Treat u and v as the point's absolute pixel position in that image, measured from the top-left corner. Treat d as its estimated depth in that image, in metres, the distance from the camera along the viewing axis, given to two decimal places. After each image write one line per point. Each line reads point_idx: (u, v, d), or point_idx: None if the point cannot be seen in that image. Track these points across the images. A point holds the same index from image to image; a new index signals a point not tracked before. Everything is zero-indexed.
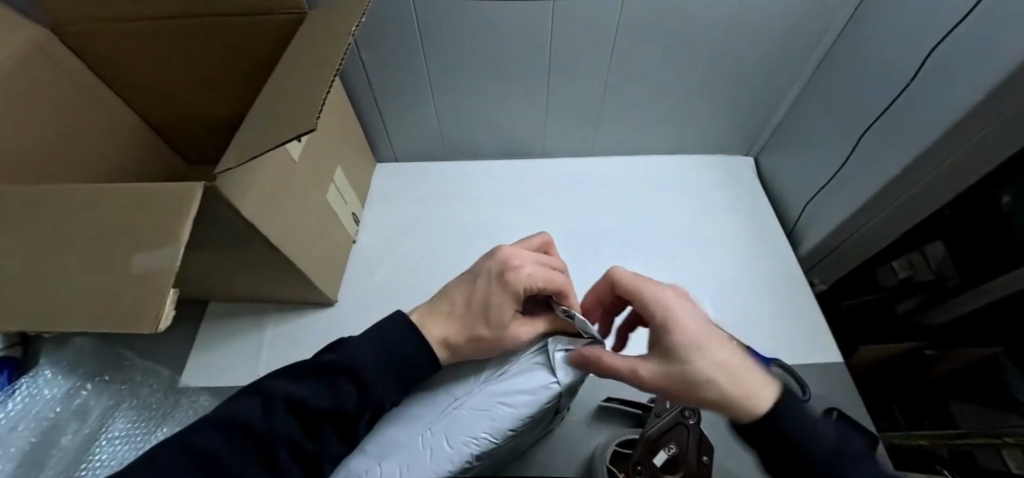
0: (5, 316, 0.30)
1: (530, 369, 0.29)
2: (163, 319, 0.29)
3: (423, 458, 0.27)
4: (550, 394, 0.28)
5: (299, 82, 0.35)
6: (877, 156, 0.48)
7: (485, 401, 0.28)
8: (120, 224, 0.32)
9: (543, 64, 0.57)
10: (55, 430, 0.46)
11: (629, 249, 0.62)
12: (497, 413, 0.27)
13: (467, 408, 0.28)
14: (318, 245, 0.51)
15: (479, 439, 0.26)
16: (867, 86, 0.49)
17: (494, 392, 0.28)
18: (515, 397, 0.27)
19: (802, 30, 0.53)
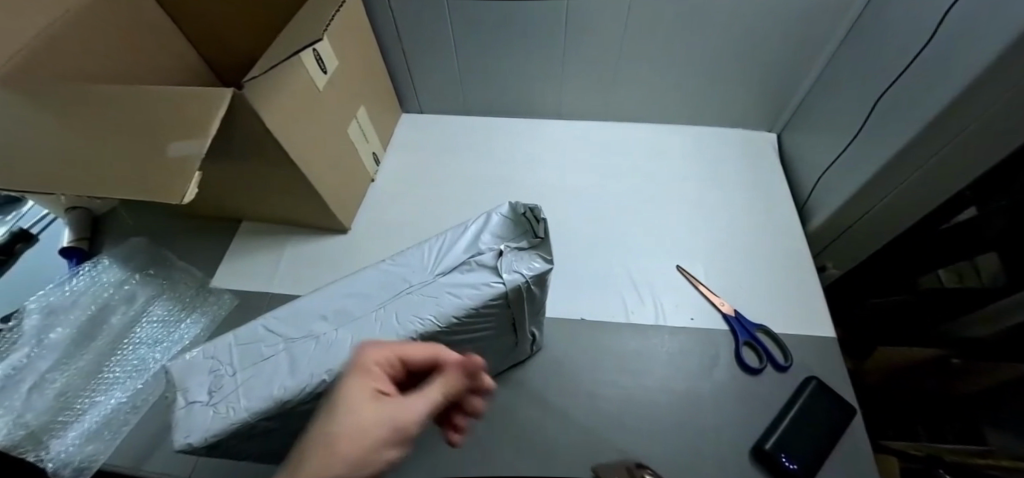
0: (54, 180, 0.35)
1: (480, 269, 0.31)
2: (187, 195, 0.34)
3: (372, 330, 0.30)
4: (495, 292, 0.30)
5: (321, 13, 0.42)
6: (891, 130, 0.46)
7: (435, 290, 0.31)
8: (162, 122, 0.37)
9: (559, 26, 0.57)
10: (107, 308, 0.54)
11: (629, 211, 0.62)
12: (445, 300, 0.30)
13: (419, 295, 0.31)
14: (336, 174, 0.56)
15: (426, 320, 0.29)
16: (886, 59, 0.47)
17: (444, 284, 0.31)
18: (463, 289, 0.30)
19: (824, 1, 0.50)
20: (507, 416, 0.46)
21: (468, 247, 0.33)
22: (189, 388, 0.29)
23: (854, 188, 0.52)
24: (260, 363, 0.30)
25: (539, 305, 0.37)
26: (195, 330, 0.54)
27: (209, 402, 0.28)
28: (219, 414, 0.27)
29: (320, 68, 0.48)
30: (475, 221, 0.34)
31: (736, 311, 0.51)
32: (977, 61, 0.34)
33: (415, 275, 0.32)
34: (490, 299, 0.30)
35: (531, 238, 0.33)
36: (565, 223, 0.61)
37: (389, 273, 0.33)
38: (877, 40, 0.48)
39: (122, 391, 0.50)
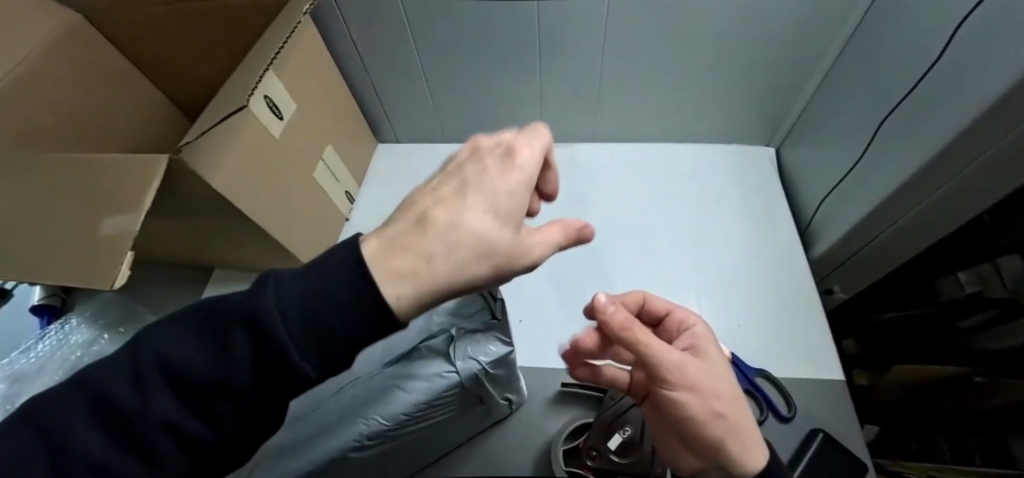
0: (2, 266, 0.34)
1: (429, 357, 0.30)
2: (120, 278, 0.32)
3: (322, 430, 0.29)
4: (445, 383, 0.28)
5: (253, 60, 0.39)
6: (899, 151, 0.42)
7: (381, 384, 0.30)
8: (93, 191, 0.35)
9: (535, 49, 0.53)
10: (75, 370, 0.52)
11: (618, 243, 0.58)
12: (390, 396, 0.29)
13: (368, 389, 0.30)
14: (303, 221, 0.52)
15: (370, 420, 0.28)
16: (893, 74, 0.43)
17: (390, 376, 0.30)
18: (409, 383, 0.29)
19: (819, 12, 0.46)
20: None
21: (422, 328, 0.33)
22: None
23: (862, 212, 0.48)
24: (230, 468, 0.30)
25: (511, 376, 0.34)
26: None
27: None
28: None
29: (274, 114, 0.45)
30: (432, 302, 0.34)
31: (734, 354, 0.47)
32: (995, 82, 0.30)
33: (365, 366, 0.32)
34: (439, 391, 0.28)
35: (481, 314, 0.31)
36: (550, 259, 0.57)
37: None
38: (883, 53, 0.44)
39: None
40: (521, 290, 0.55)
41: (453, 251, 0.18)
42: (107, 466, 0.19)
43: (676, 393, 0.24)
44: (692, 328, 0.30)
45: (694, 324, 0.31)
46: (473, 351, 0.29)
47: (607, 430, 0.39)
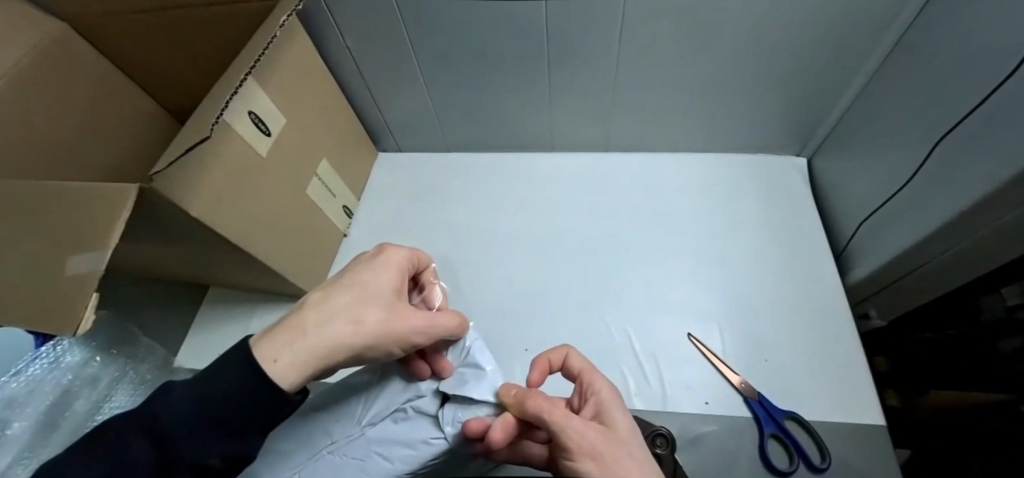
0: None
1: (414, 423, 0.32)
2: (84, 323, 0.30)
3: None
4: (432, 450, 0.31)
5: (224, 76, 0.35)
6: (961, 172, 0.37)
7: (367, 449, 0.32)
8: (58, 223, 0.32)
9: (544, 53, 0.49)
10: (68, 395, 0.51)
11: (632, 264, 0.54)
12: (375, 462, 0.32)
13: (351, 450, 0.32)
14: (297, 242, 0.50)
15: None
16: (955, 83, 0.37)
17: (375, 440, 0.32)
18: (396, 449, 0.32)
19: (864, 12, 0.41)
20: None
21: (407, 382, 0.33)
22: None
23: (915, 235, 0.43)
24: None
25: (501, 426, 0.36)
26: None
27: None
28: None
29: (260, 131, 0.42)
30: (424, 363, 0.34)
31: (759, 392, 0.43)
32: None
33: (344, 428, 0.33)
34: (425, 457, 0.31)
35: (469, 380, 0.32)
36: (560, 282, 0.53)
37: (317, 424, 0.34)
38: (942, 58, 0.39)
39: None
40: (526, 316, 0.51)
41: (343, 305, 0.29)
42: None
43: (579, 463, 0.24)
44: (598, 394, 0.29)
45: (598, 390, 0.29)
46: (458, 418, 0.31)
47: None
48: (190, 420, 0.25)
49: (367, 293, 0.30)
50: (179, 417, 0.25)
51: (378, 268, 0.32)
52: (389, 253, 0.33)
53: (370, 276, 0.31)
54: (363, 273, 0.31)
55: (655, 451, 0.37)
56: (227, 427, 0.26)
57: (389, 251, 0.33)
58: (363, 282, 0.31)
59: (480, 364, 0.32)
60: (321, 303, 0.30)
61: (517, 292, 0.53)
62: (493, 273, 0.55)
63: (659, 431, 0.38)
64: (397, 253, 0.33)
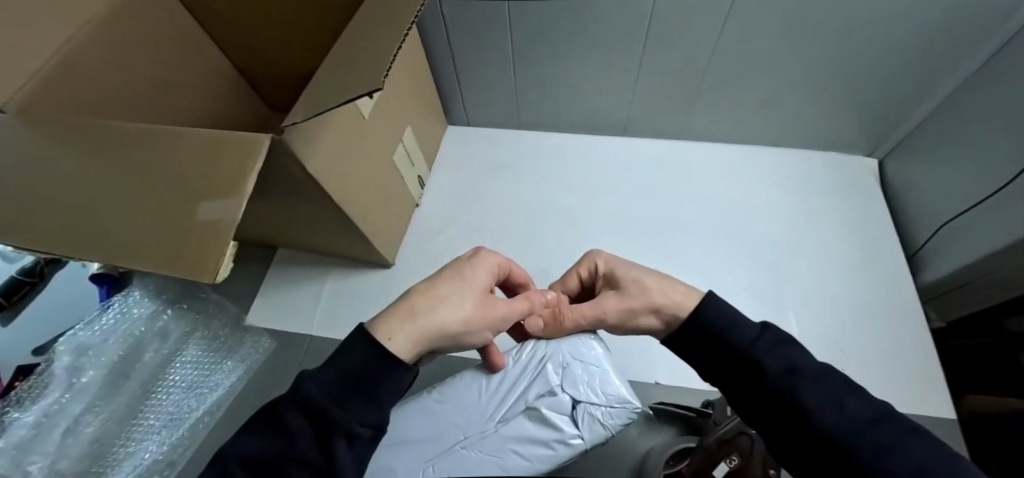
0: (83, 246, 0.32)
1: (550, 422, 0.29)
2: (221, 270, 0.29)
3: None
4: (570, 451, 0.29)
5: (350, 38, 0.35)
6: None
7: (500, 447, 0.29)
8: (188, 171, 0.32)
9: (641, 34, 0.48)
10: (139, 346, 0.51)
11: (706, 250, 0.54)
12: (510, 462, 0.29)
13: (480, 450, 0.29)
14: (381, 208, 0.50)
15: None
16: None
17: (509, 438, 0.29)
18: (531, 449, 0.29)
19: (966, 20, 0.41)
20: None
21: (536, 375, 0.31)
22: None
23: (990, 243, 0.44)
24: None
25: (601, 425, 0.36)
26: (233, 376, 0.50)
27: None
28: None
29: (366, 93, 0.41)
30: (548, 359, 0.31)
31: None
32: None
33: (472, 422, 0.30)
34: (561, 459, 0.29)
35: (594, 380, 0.31)
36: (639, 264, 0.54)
37: (434, 409, 0.31)
38: None
39: (155, 445, 0.46)
40: None
41: (452, 295, 0.29)
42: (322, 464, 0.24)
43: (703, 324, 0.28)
44: (667, 292, 0.30)
45: (658, 293, 0.30)
46: (596, 419, 0.29)
47: (713, 456, 0.37)
48: (336, 387, 0.25)
49: (471, 289, 0.30)
50: (329, 384, 0.25)
51: (479, 264, 0.31)
52: (488, 252, 0.32)
53: (471, 270, 0.30)
54: (464, 267, 0.31)
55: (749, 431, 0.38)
56: (369, 390, 0.25)
57: (485, 250, 0.33)
58: (466, 276, 0.30)
59: (597, 367, 0.31)
60: (426, 291, 0.29)
61: None
62: (567, 250, 0.55)
63: None
64: (495, 254, 0.33)
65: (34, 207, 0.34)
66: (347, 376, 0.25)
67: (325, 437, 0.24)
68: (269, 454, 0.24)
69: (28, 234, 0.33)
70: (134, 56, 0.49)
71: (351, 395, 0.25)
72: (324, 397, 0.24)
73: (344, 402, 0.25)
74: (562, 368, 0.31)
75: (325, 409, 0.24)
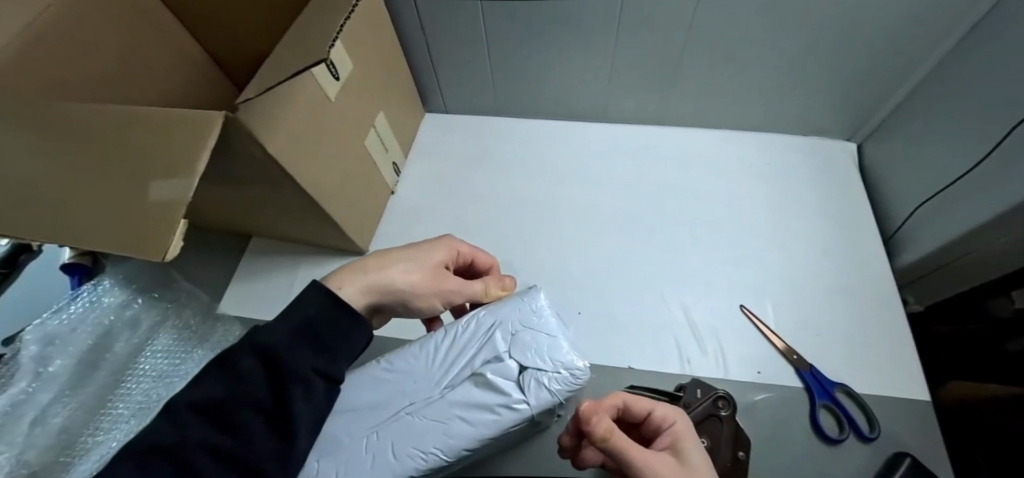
0: (34, 228, 0.31)
1: (495, 385, 0.27)
2: (173, 249, 0.29)
3: (365, 464, 0.27)
4: (516, 416, 0.27)
5: (310, 18, 0.35)
6: (1016, 168, 0.37)
7: (444, 412, 0.27)
8: (141, 150, 0.31)
9: (614, 18, 0.47)
10: (110, 335, 0.51)
11: (683, 236, 0.54)
12: (452, 429, 0.27)
13: (422, 416, 0.27)
14: (352, 194, 0.49)
15: (428, 453, 0.26)
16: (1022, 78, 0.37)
17: (454, 403, 0.27)
18: (476, 414, 0.27)
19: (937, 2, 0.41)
20: (546, 476, 0.41)
21: (482, 338, 0.29)
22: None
23: (962, 225, 0.43)
24: None
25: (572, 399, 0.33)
26: (203, 365, 0.49)
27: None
28: None
29: (332, 73, 0.40)
30: (499, 323, 0.30)
31: (811, 364, 0.44)
32: None
33: (419, 387, 0.29)
34: (508, 426, 0.27)
35: (545, 344, 0.28)
36: (614, 250, 0.53)
37: (384, 375, 0.30)
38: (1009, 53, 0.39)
39: (123, 434, 0.46)
40: (580, 279, 0.51)
41: (406, 265, 0.33)
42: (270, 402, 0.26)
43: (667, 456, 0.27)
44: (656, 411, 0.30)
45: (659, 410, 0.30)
46: (544, 384, 0.27)
47: None
48: (287, 336, 0.27)
49: (426, 260, 0.34)
50: (284, 330, 0.27)
51: (438, 244, 0.35)
52: (450, 235, 0.36)
53: (427, 247, 0.34)
54: (423, 245, 0.35)
55: (718, 414, 0.37)
56: (319, 338, 0.28)
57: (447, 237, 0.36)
58: (422, 251, 0.34)
59: (549, 332, 0.29)
60: (384, 259, 0.33)
61: (569, 255, 0.53)
62: (544, 236, 0.55)
63: (721, 394, 0.38)
64: (456, 238, 0.36)
65: None
66: (297, 328, 0.28)
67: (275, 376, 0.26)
68: (222, 395, 0.25)
69: None
70: (97, 41, 0.48)
71: (303, 341, 0.27)
72: (274, 340, 0.26)
73: (296, 345, 0.27)
74: (511, 335, 0.29)
75: (276, 350, 0.26)
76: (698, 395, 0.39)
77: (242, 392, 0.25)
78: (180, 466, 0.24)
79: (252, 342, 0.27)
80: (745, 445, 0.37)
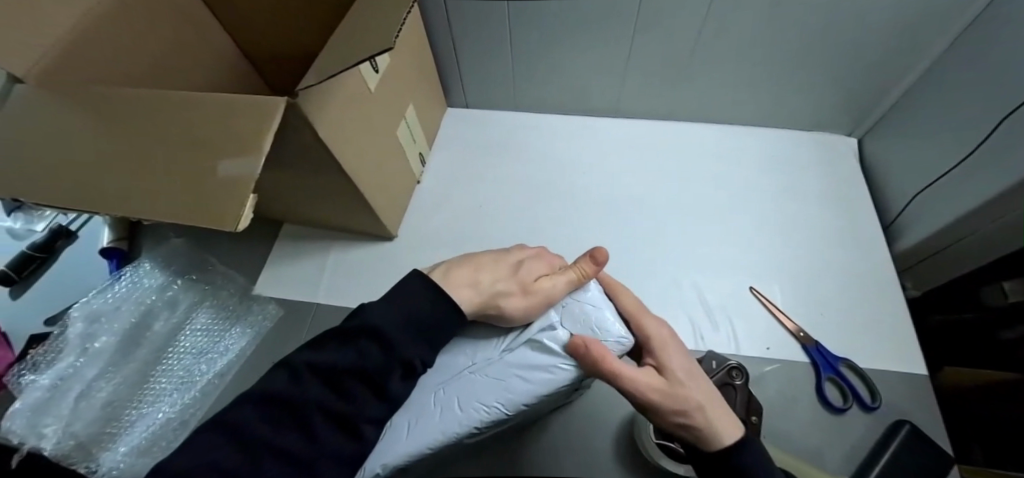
0: (109, 203, 0.34)
1: (549, 348, 0.31)
2: (242, 221, 0.31)
3: (436, 414, 0.30)
4: (568, 376, 0.30)
5: (359, 10, 0.37)
6: (1004, 157, 0.41)
7: (503, 372, 0.31)
8: (209, 132, 0.34)
9: (631, 20, 0.51)
10: (150, 315, 0.53)
11: (695, 224, 0.57)
12: (512, 385, 0.30)
13: (485, 374, 0.31)
14: (385, 180, 0.52)
15: (491, 407, 0.29)
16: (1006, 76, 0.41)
17: (511, 364, 0.31)
18: (533, 373, 0.30)
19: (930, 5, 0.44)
20: (572, 442, 0.44)
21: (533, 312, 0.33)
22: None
23: (955, 210, 0.47)
24: None
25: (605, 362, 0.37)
26: (242, 342, 0.52)
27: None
28: None
29: (372, 65, 0.43)
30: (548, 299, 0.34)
31: (817, 341, 0.47)
32: None
33: (480, 352, 0.33)
34: (562, 383, 0.30)
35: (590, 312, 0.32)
36: (629, 236, 0.56)
37: (453, 347, 0.34)
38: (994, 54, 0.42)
39: (168, 406, 0.48)
40: None
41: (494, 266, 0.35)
42: (378, 376, 0.29)
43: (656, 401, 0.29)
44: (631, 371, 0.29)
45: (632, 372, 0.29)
46: None
47: None
48: (396, 319, 0.30)
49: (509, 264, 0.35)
50: (389, 319, 0.30)
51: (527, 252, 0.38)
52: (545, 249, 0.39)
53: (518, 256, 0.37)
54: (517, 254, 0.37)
55: (732, 382, 0.40)
56: (425, 324, 0.31)
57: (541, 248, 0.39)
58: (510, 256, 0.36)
59: (593, 301, 0.33)
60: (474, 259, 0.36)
61: (586, 241, 0.56)
62: (563, 223, 0.58)
63: (733, 365, 0.41)
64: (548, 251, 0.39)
65: (57, 171, 0.36)
66: (404, 315, 0.31)
67: (389, 354, 0.30)
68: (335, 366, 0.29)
69: (52, 194, 0.35)
70: (142, 34, 0.51)
71: (409, 326, 0.30)
72: (385, 322, 0.30)
73: (404, 330, 0.30)
74: (561, 306, 0.33)
75: (388, 335, 0.30)
76: (713, 366, 0.41)
77: (359, 364, 0.29)
78: (301, 427, 0.29)
79: (366, 323, 0.30)
80: (758, 411, 0.40)
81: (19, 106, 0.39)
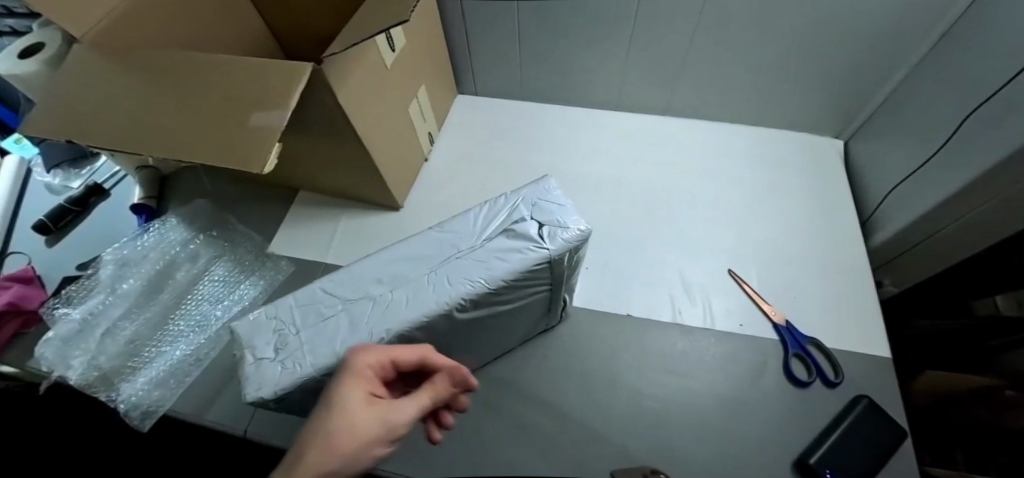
0: (152, 147, 0.38)
1: (523, 235, 0.34)
2: (267, 166, 0.36)
3: (424, 291, 0.32)
4: (542, 257, 0.33)
5: None
6: (964, 157, 0.44)
7: (485, 255, 0.33)
8: (243, 91, 0.39)
9: (629, 19, 0.55)
10: (173, 264, 0.58)
11: (682, 211, 0.60)
12: (493, 265, 0.32)
13: (468, 258, 0.33)
14: (396, 152, 0.56)
15: (475, 282, 0.31)
16: (970, 82, 0.44)
17: (492, 250, 0.33)
18: (511, 254, 0.33)
19: (906, 16, 0.48)
20: (552, 398, 0.48)
21: (506, 212, 0.36)
22: (256, 346, 0.31)
23: (922, 207, 0.50)
24: (323, 321, 0.32)
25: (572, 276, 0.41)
26: (255, 292, 0.57)
27: (275, 359, 0.30)
28: (290, 370, 0.30)
29: (389, 43, 0.48)
30: (520, 202, 0.37)
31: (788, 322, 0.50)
32: None
33: (464, 241, 0.35)
34: (535, 262, 0.32)
35: (559, 211, 0.36)
36: (619, 218, 0.60)
37: (436, 241, 0.35)
38: (961, 64, 0.46)
39: (185, 345, 0.53)
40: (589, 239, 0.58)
41: None
42: None
43: None
44: None
45: None
46: (561, 235, 0.33)
47: None
48: None
49: None
50: None
51: None
52: None
53: None
54: None
55: None
56: None
57: None
58: None
59: (561, 202, 0.36)
60: None
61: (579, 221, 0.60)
62: None
63: None
64: None
65: (107, 119, 0.40)
66: None
67: None
68: None
69: (101, 137, 0.39)
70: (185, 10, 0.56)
71: None
72: None
73: None
74: (532, 205, 0.36)
75: None
76: None
77: None
78: None
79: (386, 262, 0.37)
80: None
81: (75, 63, 0.44)
